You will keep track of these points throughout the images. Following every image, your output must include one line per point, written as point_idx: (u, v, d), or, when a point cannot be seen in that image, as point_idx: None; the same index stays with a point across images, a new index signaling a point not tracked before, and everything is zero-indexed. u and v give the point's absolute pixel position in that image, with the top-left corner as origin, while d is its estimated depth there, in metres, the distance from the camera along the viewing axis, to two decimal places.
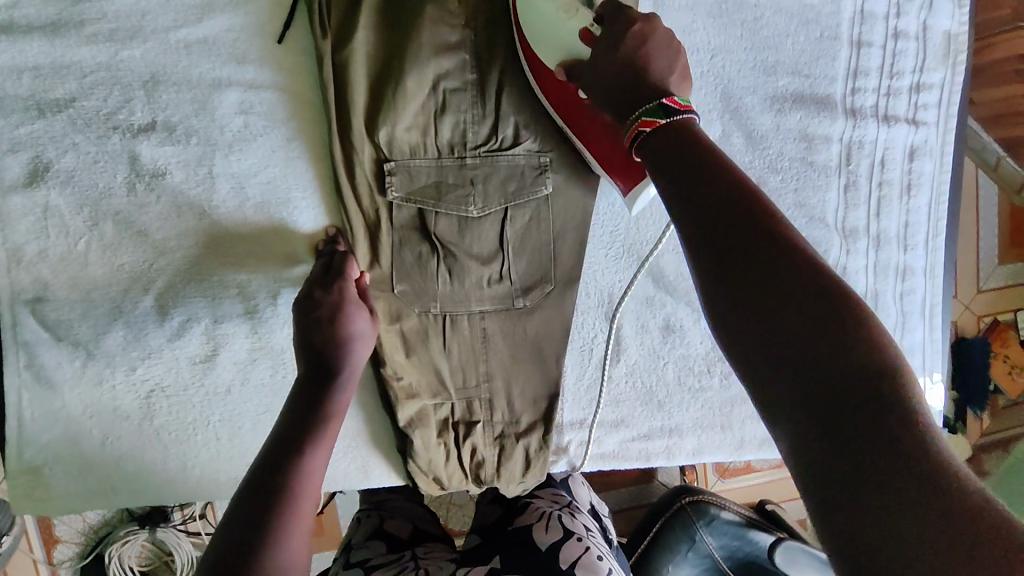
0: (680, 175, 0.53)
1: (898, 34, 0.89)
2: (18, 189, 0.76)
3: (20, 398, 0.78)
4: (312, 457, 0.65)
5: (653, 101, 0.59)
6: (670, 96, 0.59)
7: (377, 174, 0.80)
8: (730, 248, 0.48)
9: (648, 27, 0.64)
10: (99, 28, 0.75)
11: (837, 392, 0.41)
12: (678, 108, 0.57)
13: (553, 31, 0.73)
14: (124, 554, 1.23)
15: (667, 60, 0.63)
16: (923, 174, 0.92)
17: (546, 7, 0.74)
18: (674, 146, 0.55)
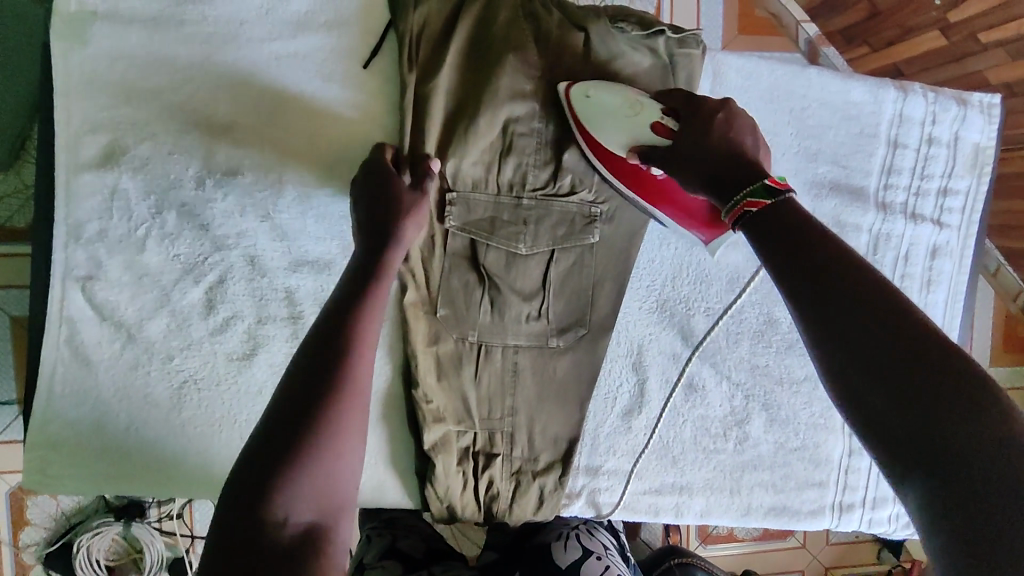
0: (781, 238, 0.54)
1: (932, 140, 0.95)
2: (90, 169, 0.78)
3: (55, 370, 0.80)
4: (363, 352, 0.59)
5: (758, 181, 0.60)
6: (772, 178, 0.60)
7: (437, 202, 0.84)
8: (843, 318, 0.49)
9: (726, 117, 0.71)
10: (197, 29, 0.78)
11: (947, 451, 0.42)
12: (781, 189, 0.58)
13: (619, 129, 0.79)
14: (93, 546, 1.17)
15: (743, 133, 0.69)
16: (943, 273, 0.97)
17: (608, 103, 0.80)
18: (769, 219, 0.56)
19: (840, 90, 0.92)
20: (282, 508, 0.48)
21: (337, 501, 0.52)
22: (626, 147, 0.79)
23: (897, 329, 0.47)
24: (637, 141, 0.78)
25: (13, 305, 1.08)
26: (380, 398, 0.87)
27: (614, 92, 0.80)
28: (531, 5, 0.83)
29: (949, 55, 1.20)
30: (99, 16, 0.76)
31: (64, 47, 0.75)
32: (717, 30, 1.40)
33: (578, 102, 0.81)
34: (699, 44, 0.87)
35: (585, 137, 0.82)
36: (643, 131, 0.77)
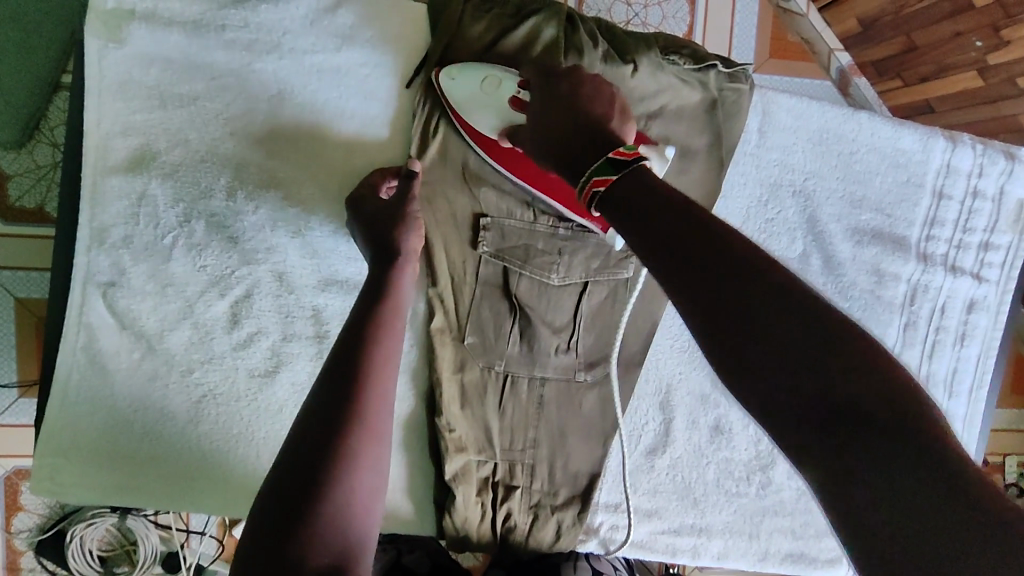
0: (637, 207, 0.48)
1: (976, 193, 0.93)
2: (119, 172, 0.75)
3: (69, 378, 0.76)
4: (375, 388, 0.58)
5: (602, 159, 0.53)
6: (616, 151, 0.53)
7: (473, 227, 0.81)
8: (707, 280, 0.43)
9: (573, 82, 0.65)
10: (238, 35, 0.75)
11: (862, 442, 0.39)
12: (626, 161, 0.51)
13: (485, 110, 0.74)
14: (86, 536, 1.06)
15: (605, 98, 0.63)
16: (978, 327, 0.96)
17: (469, 87, 0.74)
18: (637, 196, 0.49)
19: (889, 136, 0.90)
20: (312, 546, 0.48)
21: (360, 534, 0.52)
22: (497, 130, 0.74)
23: (794, 318, 0.41)
24: (507, 121, 0.73)
25: (19, 287, 1.02)
26: (401, 423, 0.85)
27: (477, 70, 0.74)
28: (574, 37, 0.79)
29: (982, 96, 1.19)
30: (137, 16, 0.72)
31: (98, 44, 0.72)
32: (748, 50, 1.33)
33: (445, 84, 0.76)
34: (748, 80, 0.84)
35: (461, 123, 0.77)
36: (506, 111, 0.73)
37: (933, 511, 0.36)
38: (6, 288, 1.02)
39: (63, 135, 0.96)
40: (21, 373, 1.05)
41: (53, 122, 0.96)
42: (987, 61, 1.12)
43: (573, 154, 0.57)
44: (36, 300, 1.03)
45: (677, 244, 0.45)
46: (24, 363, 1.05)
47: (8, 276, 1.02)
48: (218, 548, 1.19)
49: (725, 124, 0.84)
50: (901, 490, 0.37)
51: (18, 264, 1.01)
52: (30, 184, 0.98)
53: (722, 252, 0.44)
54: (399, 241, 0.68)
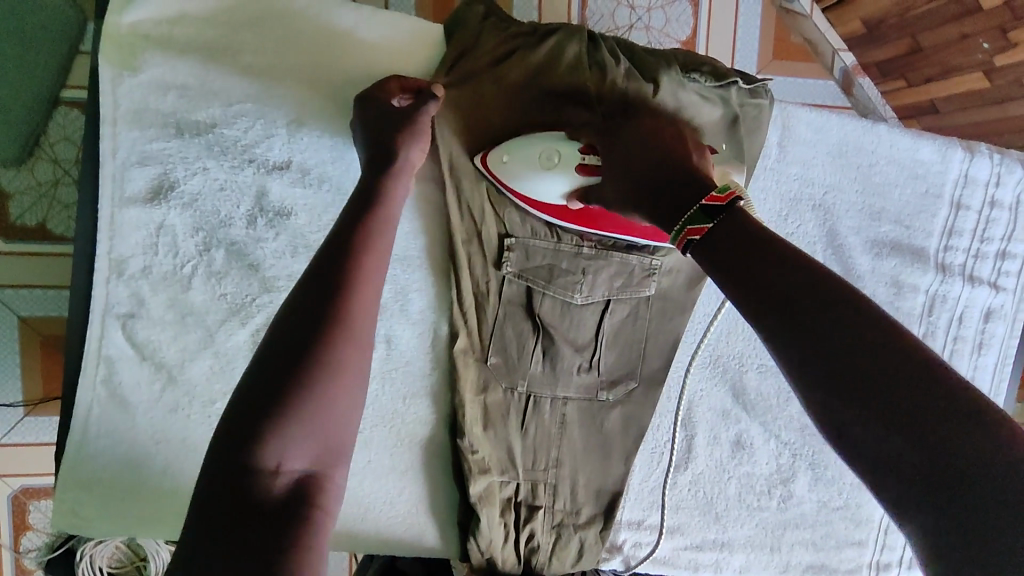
0: (725, 242, 0.50)
1: (994, 202, 0.93)
2: (137, 203, 0.74)
3: (89, 411, 0.75)
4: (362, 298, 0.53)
5: (694, 206, 0.55)
6: (707, 197, 0.54)
7: (496, 247, 0.81)
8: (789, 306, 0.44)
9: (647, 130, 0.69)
10: (255, 61, 0.74)
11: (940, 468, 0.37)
12: (719, 207, 0.52)
13: (551, 183, 0.73)
14: (94, 554, 1.02)
15: (681, 142, 0.66)
16: (995, 335, 0.96)
17: (524, 160, 0.73)
18: (726, 235, 0.50)
19: (908, 148, 0.90)
20: (277, 453, 0.44)
21: (335, 446, 0.48)
22: (565, 195, 0.74)
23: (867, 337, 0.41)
24: (577, 187, 0.73)
25: (23, 306, 1.00)
26: (423, 446, 0.84)
27: (528, 145, 0.73)
28: (597, 54, 0.79)
29: (988, 98, 1.19)
30: (152, 43, 0.71)
31: (112, 74, 0.70)
32: (751, 54, 1.32)
33: (498, 168, 0.75)
34: (768, 95, 0.84)
35: (516, 195, 0.76)
36: (574, 178, 0.72)
37: (1009, 534, 0.35)
38: (10, 307, 1.00)
39: (66, 152, 0.93)
40: (27, 393, 1.03)
41: (53, 138, 0.92)
42: (994, 63, 1.12)
43: (671, 192, 0.58)
44: (41, 319, 1.01)
45: (768, 276, 0.46)
46: (30, 386, 1.03)
47: (7, 294, 0.99)
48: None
49: (745, 139, 0.84)
50: (966, 511, 0.36)
51: (20, 283, 0.99)
52: (32, 202, 0.95)
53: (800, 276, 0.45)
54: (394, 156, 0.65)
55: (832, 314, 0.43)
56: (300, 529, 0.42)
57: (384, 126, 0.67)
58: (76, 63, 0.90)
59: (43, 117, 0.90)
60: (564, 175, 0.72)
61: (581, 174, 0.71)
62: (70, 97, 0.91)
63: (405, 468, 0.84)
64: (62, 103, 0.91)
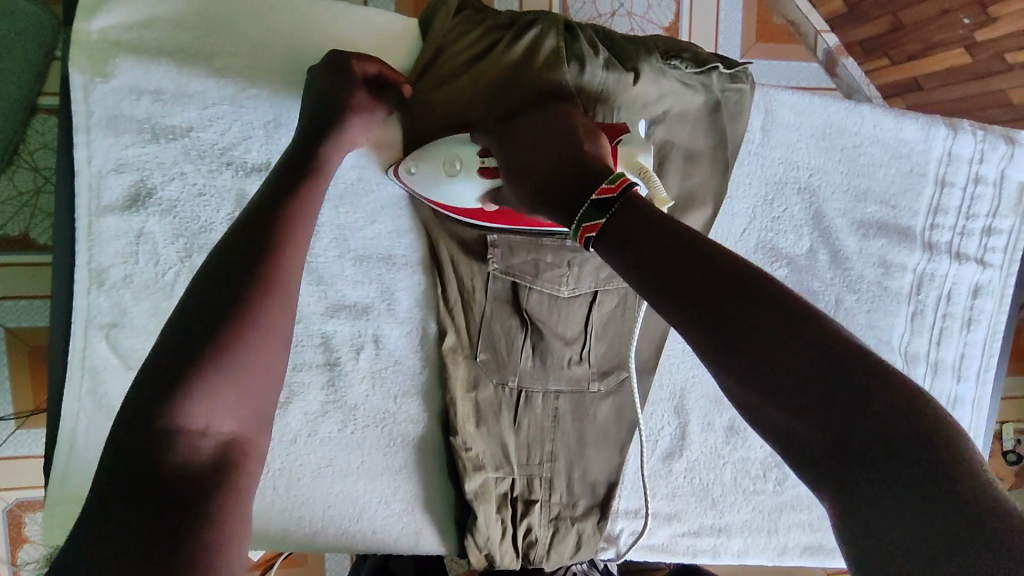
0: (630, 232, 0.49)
1: (978, 178, 0.93)
2: (114, 211, 0.73)
3: (76, 423, 0.75)
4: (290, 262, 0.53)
5: (586, 201, 0.54)
6: (598, 189, 0.54)
7: (479, 244, 0.80)
8: (691, 290, 0.43)
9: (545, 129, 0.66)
10: (229, 62, 0.73)
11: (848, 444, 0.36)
12: (610, 199, 0.52)
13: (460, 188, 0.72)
14: None
15: (575, 128, 0.65)
16: (983, 312, 0.97)
17: (431, 168, 0.72)
18: (624, 223, 0.50)
19: (891, 128, 0.89)
20: (198, 417, 0.44)
21: (260, 413, 0.48)
22: (480, 198, 0.73)
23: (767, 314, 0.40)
24: (487, 190, 0.71)
25: (8, 318, 0.98)
26: (416, 445, 0.84)
27: (433, 152, 0.72)
28: (574, 45, 0.77)
29: (972, 72, 1.18)
30: (122, 48, 0.70)
31: (83, 80, 0.69)
32: (734, 37, 1.30)
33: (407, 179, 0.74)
34: (749, 79, 0.83)
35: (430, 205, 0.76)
36: (482, 182, 0.71)
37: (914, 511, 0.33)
38: None
39: (45, 159, 0.92)
40: (17, 405, 1.02)
41: (32, 146, 0.91)
42: (975, 38, 1.11)
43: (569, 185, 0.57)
44: (28, 329, 0.99)
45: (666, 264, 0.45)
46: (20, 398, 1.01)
47: None
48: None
49: (728, 125, 0.84)
50: (879, 491, 0.35)
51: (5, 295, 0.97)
52: (13, 212, 0.93)
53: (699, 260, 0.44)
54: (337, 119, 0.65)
55: (732, 291, 0.42)
56: (219, 495, 0.42)
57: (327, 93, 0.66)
58: (50, 70, 0.89)
59: (20, 125, 0.89)
60: (472, 179, 0.71)
61: (488, 177, 0.70)
62: (47, 104, 0.90)
63: (399, 468, 0.83)
64: (39, 110, 0.90)
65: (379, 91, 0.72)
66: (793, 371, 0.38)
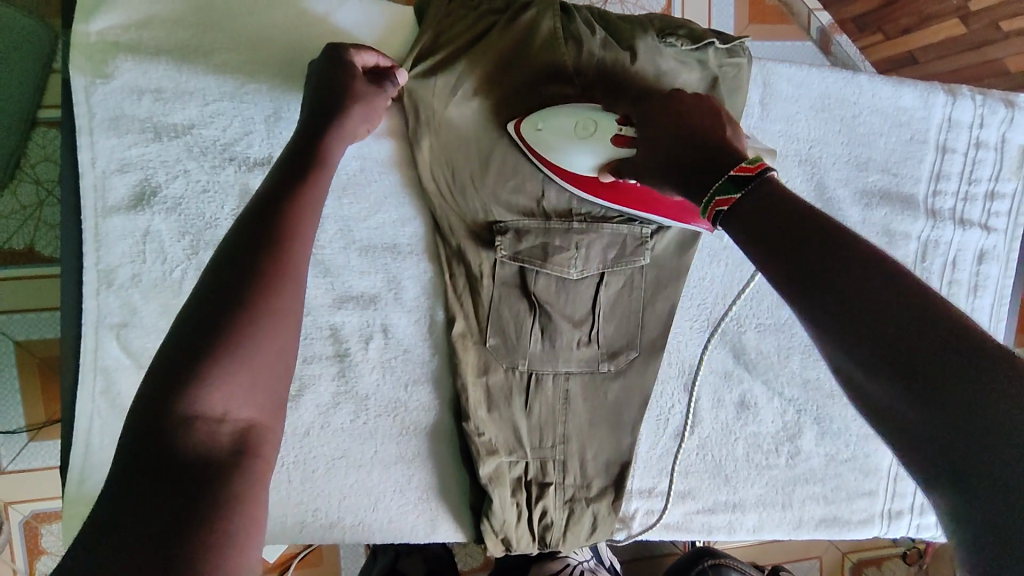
0: (757, 214, 0.48)
1: (979, 143, 0.93)
2: (120, 210, 0.73)
3: (91, 424, 0.75)
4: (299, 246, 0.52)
5: (724, 177, 0.53)
6: (738, 166, 0.53)
7: (486, 230, 0.81)
8: (829, 281, 0.42)
9: (681, 100, 0.65)
10: (227, 58, 0.73)
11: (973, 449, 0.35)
12: (749, 176, 0.51)
13: (584, 150, 0.72)
14: None
15: (712, 118, 0.62)
16: (989, 277, 0.97)
17: (559, 129, 0.73)
18: (756, 202, 0.49)
19: (889, 96, 0.90)
20: (217, 403, 0.43)
21: (277, 399, 0.47)
22: (595, 168, 0.73)
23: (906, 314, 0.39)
24: (606, 160, 0.72)
25: (17, 331, 0.97)
26: (428, 433, 0.84)
27: (564, 112, 0.73)
28: (572, 26, 0.78)
29: (962, 45, 1.20)
30: (122, 49, 0.70)
31: (84, 82, 0.69)
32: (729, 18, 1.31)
33: (530, 135, 0.75)
34: (746, 53, 0.83)
35: (548, 165, 0.76)
36: (605, 148, 0.71)
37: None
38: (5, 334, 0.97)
39: (48, 171, 0.92)
40: (30, 418, 1.02)
41: (35, 158, 0.92)
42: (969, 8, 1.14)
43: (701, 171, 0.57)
44: (36, 342, 0.99)
45: (802, 249, 0.44)
46: (33, 411, 1.01)
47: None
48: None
49: (727, 100, 0.84)
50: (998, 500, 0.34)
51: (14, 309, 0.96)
52: (18, 225, 0.93)
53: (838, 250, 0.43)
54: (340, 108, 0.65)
55: (876, 286, 0.41)
56: (237, 480, 0.41)
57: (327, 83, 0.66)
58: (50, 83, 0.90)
59: (23, 138, 0.90)
60: (595, 145, 0.71)
61: (613, 144, 0.70)
62: (47, 117, 0.91)
63: (413, 457, 0.84)
64: (40, 124, 0.91)
65: (377, 78, 0.70)
66: (922, 358, 0.38)
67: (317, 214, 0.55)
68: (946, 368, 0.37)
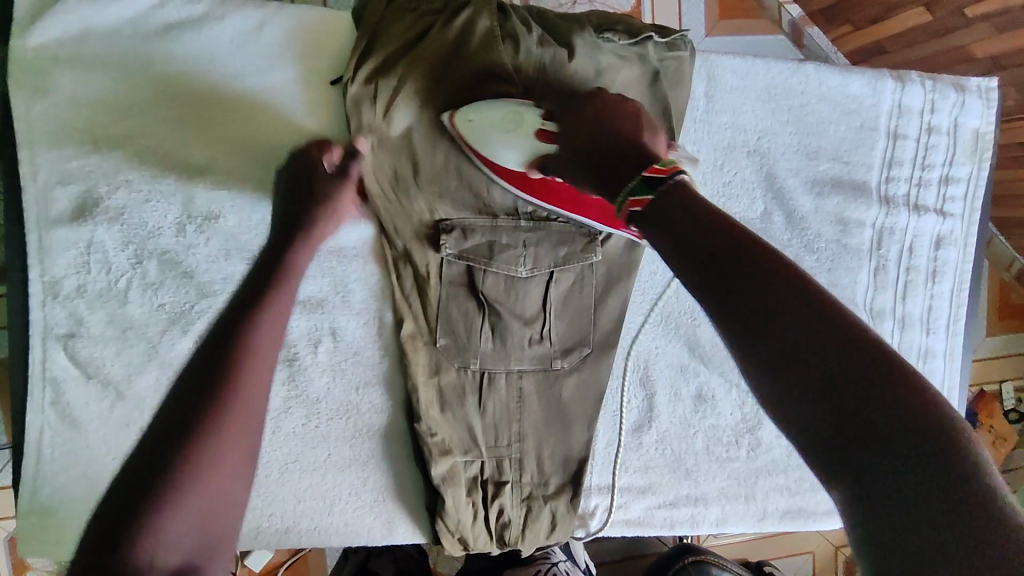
0: (672, 221, 0.47)
1: (931, 129, 0.93)
2: (64, 222, 0.73)
3: (41, 435, 0.76)
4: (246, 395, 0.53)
5: (636, 176, 0.53)
6: (651, 167, 0.52)
7: (431, 230, 0.81)
8: (736, 291, 0.42)
9: (599, 104, 0.64)
10: (166, 68, 0.74)
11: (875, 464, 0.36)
12: (662, 177, 0.50)
13: (516, 146, 0.72)
14: None
15: (632, 123, 0.60)
16: (948, 262, 0.96)
17: (491, 121, 0.73)
18: (668, 205, 0.48)
19: (838, 84, 0.89)
20: (157, 537, 0.43)
21: (221, 524, 0.48)
22: (524, 163, 0.73)
23: (815, 329, 0.39)
24: (536, 155, 0.71)
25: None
26: (382, 435, 0.84)
27: (494, 107, 0.73)
28: (508, 25, 0.78)
29: (930, 32, 1.18)
30: (60, 63, 0.71)
31: (23, 96, 0.70)
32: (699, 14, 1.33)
33: (464, 128, 0.75)
34: (688, 46, 0.83)
35: (482, 159, 0.76)
36: (532, 143, 0.71)
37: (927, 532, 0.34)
38: None
39: None
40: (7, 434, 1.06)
41: None
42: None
43: (608, 171, 0.57)
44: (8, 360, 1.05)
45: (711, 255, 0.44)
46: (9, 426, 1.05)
47: None
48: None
49: (669, 94, 0.83)
50: (897, 511, 0.35)
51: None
52: None
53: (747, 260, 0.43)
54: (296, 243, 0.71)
55: (783, 299, 0.41)
56: None
57: (294, 204, 0.73)
58: None
59: None
60: (527, 141, 0.71)
61: (538, 139, 0.70)
62: None
63: (367, 459, 0.84)
64: None
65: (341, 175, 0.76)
66: (837, 374, 0.38)
67: (269, 375, 0.56)
68: (858, 382, 0.37)
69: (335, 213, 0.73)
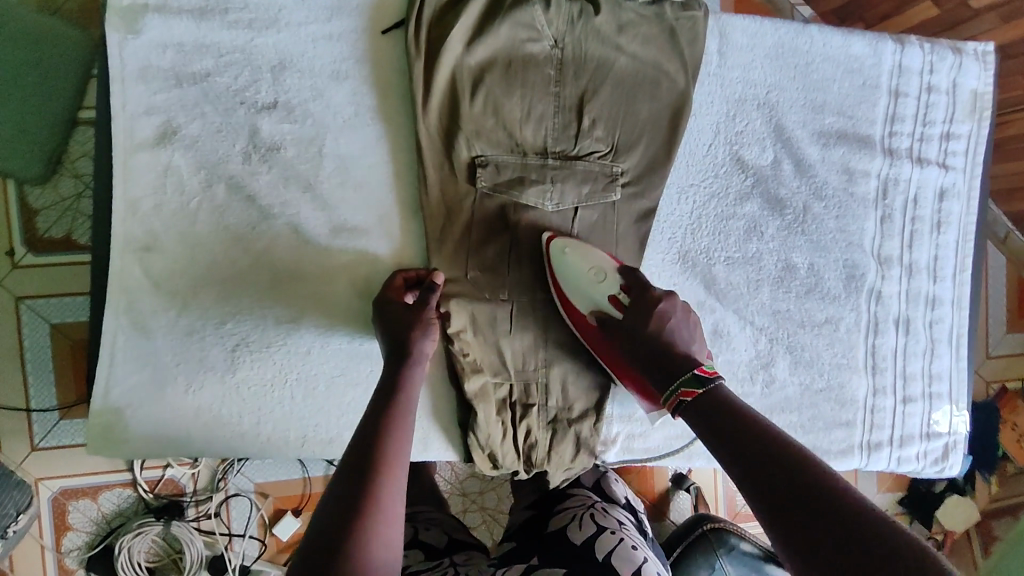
0: (714, 421, 0.64)
1: (931, 88, 0.99)
2: (146, 147, 0.84)
3: (115, 338, 0.84)
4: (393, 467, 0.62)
5: (688, 370, 0.71)
6: (700, 367, 0.71)
7: (469, 166, 0.88)
8: (771, 479, 0.56)
9: (668, 308, 0.80)
10: (240, 16, 0.84)
11: None
12: (708, 377, 0.69)
13: (585, 293, 0.86)
14: (134, 547, 1.11)
15: (689, 335, 0.78)
16: (951, 214, 1.02)
17: (578, 266, 0.86)
18: (704, 406, 0.66)
19: (840, 45, 0.96)
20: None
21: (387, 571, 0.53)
22: (588, 309, 0.86)
23: (815, 503, 0.52)
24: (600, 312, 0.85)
25: (54, 314, 1.12)
26: None
27: (587, 257, 0.87)
28: None
29: (942, 23, 1.24)
30: (151, 9, 0.82)
31: (118, 38, 0.81)
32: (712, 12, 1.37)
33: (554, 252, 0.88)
34: (701, 7, 0.91)
35: (567, 304, 0.89)
36: (598, 301, 0.85)
37: None
38: (43, 315, 1.11)
39: (84, 166, 1.09)
40: (61, 397, 1.13)
41: (75, 156, 1.08)
42: None
43: (657, 359, 0.75)
44: (71, 325, 1.13)
45: (744, 442, 0.60)
46: (64, 386, 1.13)
47: (43, 304, 1.11)
48: (261, 548, 1.22)
49: (687, 49, 0.91)
50: None
51: (50, 291, 1.11)
52: (58, 216, 1.10)
53: (767, 450, 0.58)
54: (411, 339, 0.77)
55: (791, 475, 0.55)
56: None
57: (388, 312, 0.82)
58: (89, 89, 1.07)
59: (66, 135, 1.07)
60: (591, 295, 0.86)
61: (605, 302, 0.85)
62: (86, 117, 1.08)
63: None
64: (80, 123, 1.08)
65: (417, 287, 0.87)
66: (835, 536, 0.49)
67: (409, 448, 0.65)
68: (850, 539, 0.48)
69: (426, 329, 0.78)
